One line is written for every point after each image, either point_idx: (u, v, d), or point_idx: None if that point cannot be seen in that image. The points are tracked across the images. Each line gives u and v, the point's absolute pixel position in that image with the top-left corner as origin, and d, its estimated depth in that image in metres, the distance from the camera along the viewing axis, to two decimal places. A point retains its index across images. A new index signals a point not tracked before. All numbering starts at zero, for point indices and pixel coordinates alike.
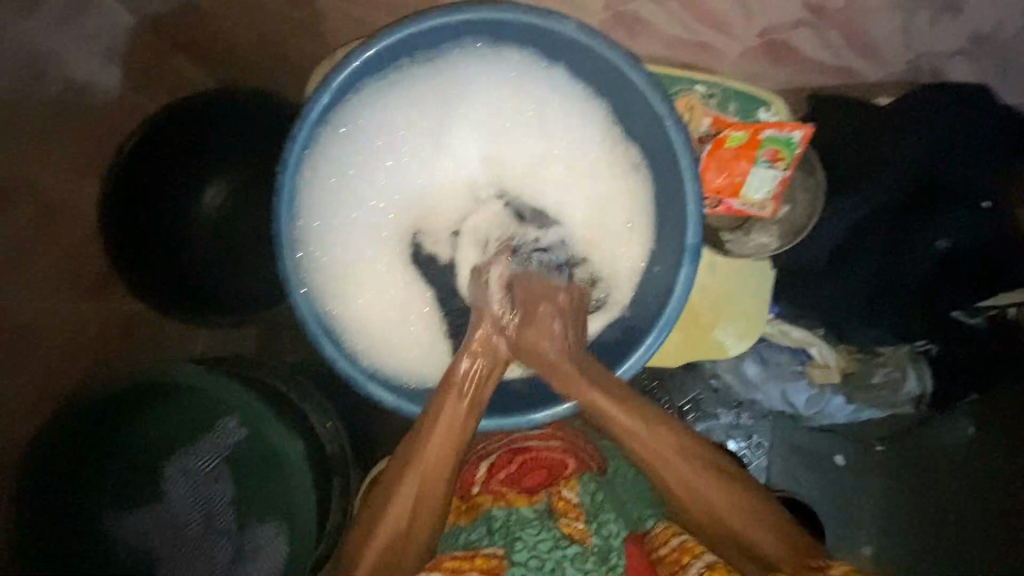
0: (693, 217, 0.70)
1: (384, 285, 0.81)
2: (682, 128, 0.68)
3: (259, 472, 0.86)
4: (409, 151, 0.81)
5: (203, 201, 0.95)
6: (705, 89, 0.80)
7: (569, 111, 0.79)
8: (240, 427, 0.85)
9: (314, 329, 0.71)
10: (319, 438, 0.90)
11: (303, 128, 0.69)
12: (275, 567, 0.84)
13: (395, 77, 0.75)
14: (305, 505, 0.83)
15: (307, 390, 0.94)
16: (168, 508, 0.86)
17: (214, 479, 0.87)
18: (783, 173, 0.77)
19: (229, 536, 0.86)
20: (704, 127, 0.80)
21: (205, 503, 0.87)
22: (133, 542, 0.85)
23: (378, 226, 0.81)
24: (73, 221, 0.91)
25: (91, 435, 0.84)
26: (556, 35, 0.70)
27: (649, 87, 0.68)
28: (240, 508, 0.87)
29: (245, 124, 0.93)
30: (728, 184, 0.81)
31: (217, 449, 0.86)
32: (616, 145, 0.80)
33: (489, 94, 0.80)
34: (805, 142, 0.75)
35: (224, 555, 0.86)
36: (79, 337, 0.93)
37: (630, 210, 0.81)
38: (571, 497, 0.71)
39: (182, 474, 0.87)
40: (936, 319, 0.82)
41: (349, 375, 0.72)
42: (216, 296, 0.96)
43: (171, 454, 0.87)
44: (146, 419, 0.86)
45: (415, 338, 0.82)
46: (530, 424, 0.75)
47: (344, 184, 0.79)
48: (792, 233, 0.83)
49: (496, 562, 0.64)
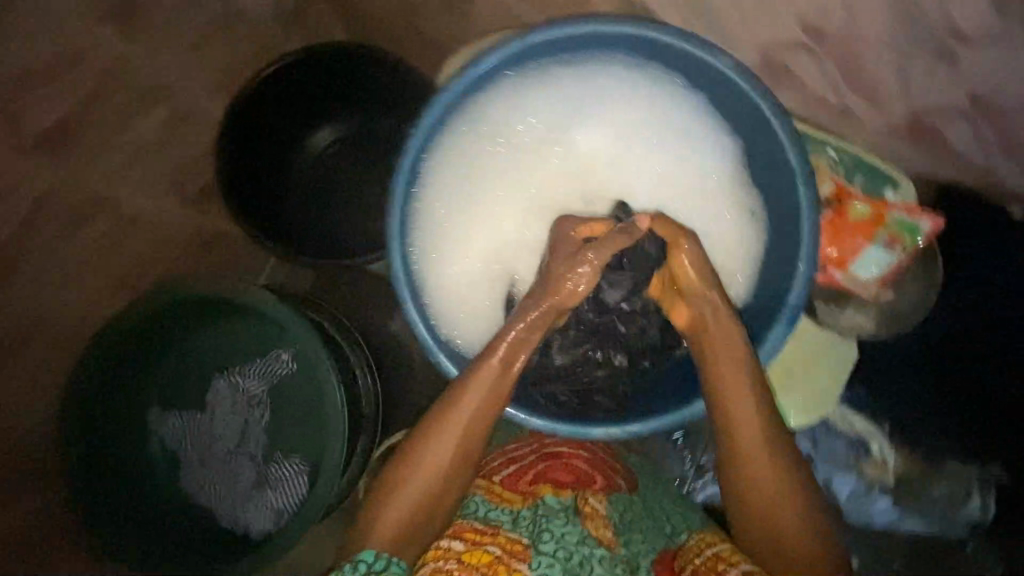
0: (806, 252, 0.73)
1: (455, 264, 0.85)
2: (789, 126, 0.72)
3: (292, 406, 1.15)
4: (533, 144, 0.85)
5: (318, 135, 1.29)
6: (836, 156, 0.86)
7: (675, 112, 0.82)
8: (291, 361, 1.15)
9: (403, 293, 0.77)
10: (358, 383, 1.14)
11: (422, 121, 0.76)
12: (290, 501, 1.11)
13: (527, 74, 0.81)
14: (333, 457, 1.01)
15: (357, 342, 1.18)
16: (209, 420, 1.16)
17: (255, 403, 1.15)
18: (871, 229, 0.84)
19: (254, 460, 1.14)
20: (825, 190, 0.86)
21: (242, 424, 1.15)
22: (171, 437, 1.16)
23: (468, 210, 0.85)
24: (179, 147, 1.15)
25: (167, 351, 1.16)
26: (666, 48, 0.75)
27: (754, 90, 0.72)
28: (270, 435, 1.15)
29: (353, 83, 1.21)
30: (834, 255, 0.86)
31: (264, 377, 1.15)
32: (739, 186, 0.82)
33: (619, 96, 0.83)
34: (930, 232, 0.82)
35: (248, 479, 1.13)
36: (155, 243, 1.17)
37: (721, 208, 0.83)
38: (599, 507, 0.75)
39: (230, 388, 1.16)
40: (946, 344, 0.93)
41: (424, 339, 0.78)
42: (306, 235, 1.24)
43: (229, 368, 1.17)
44: (210, 340, 1.17)
45: (486, 318, 0.85)
46: (585, 434, 0.78)
47: (470, 191, 0.85)
48: (885, 317, 0.90)
49: (521, 548, 0.69)
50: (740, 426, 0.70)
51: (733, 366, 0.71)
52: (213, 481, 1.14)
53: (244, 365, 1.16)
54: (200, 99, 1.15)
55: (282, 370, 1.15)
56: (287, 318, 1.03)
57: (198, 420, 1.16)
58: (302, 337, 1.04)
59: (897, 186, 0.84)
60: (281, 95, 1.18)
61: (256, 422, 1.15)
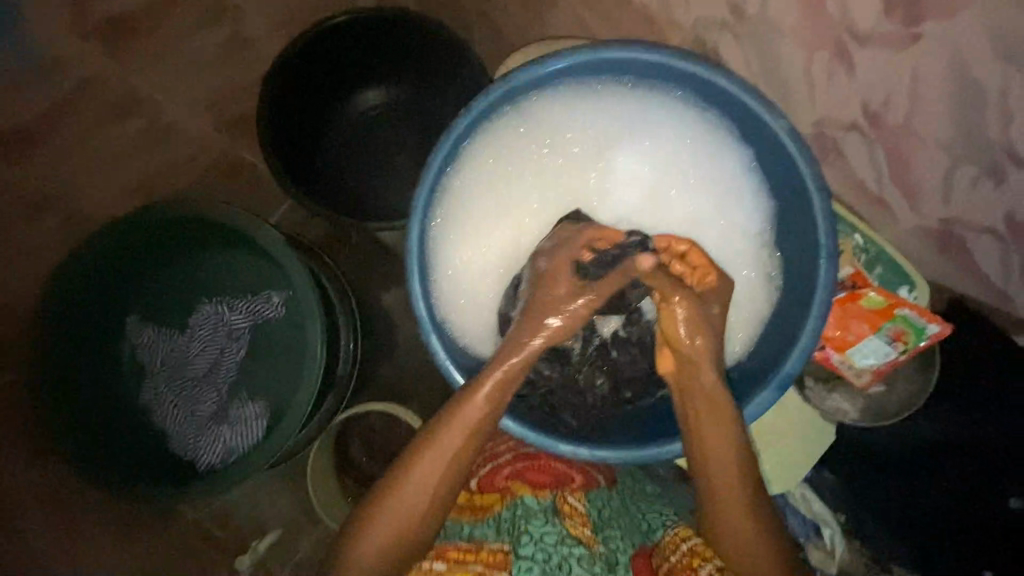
0: (809, 329, 0.73)
1: (472, 253, 0.87)
2: (824, 201, 0.72)
3: (272, 348, 1.15)
4: (575, 157, 0.86)
5: (364, 96, 1.29)
6: (862, 242, 0.87)
7: (719, 159, 0.83)
8: (281, 305, 1.14)
9: (413, 265, 0.77)
10: (338, 352, 1.12)
11: (475, 107, 0.76)
12: (246, 438, 1.10)
13: (587, 89, 0.81)
14: (300, 408, 1.01)
15: (348, 308, 1.18)
16: (188, 341, 1.15)
17: (235, 338, 1.15)
18: (898, 354, 0.82)
19: (219, 392, 1.13)
20: (843, 273, 0.88)
21: (217, 354, 1.14)
22: (145, 347, 1.15)
23: (496, 203, 0.86)
24: (230, 69, 1.15)
25: (164, 263, 1.15)
26: (729, 98, 0.75)
27: (801, 161, 0.73)
28: (242, 369, 1.15)
29: (413, 57, 1.23)
30: (838, 337, 0.85)
31: (251, 314, 1.14)
32: (760, 246, 0.84)
33: (668, 135, 0.84)
34: (934, 337, 0.80)
35: (209, 409, 1.13)
36: (182, 160, 1.18)
37: (730, 261, 0.86)
38: (577, 505, 0.80)
39: (215, 316, 1.15)
40: (943, 452, 0.88)
41: (421, 317, 0.78)
42: (329, 186, 1.24)
43: (218, 296, 1.17)
44: (209, 262, 1.17)
45: (486, 310, 0.87)
46: (547, 450, 0.76)
47: (496, 180, 0.85)
48: (873, 415, 0.88)
49: (501, 558, 0.72)
50: (711, 454, 0.72)
51: (709, 399, 0.73)
52: (173, 402, 1.13)
53: (234, 298, 1.15)
54: (260, 31, 1.15)
55: (269, 313, 1.14)
56: (290, 259, 1.02)
57: (175, 339, 1.15)
58: (299, 283, 1.03)
59: (928, 312, 0.81)
60: (341, 47, 1.19)
61: (231, 356, 1.14)
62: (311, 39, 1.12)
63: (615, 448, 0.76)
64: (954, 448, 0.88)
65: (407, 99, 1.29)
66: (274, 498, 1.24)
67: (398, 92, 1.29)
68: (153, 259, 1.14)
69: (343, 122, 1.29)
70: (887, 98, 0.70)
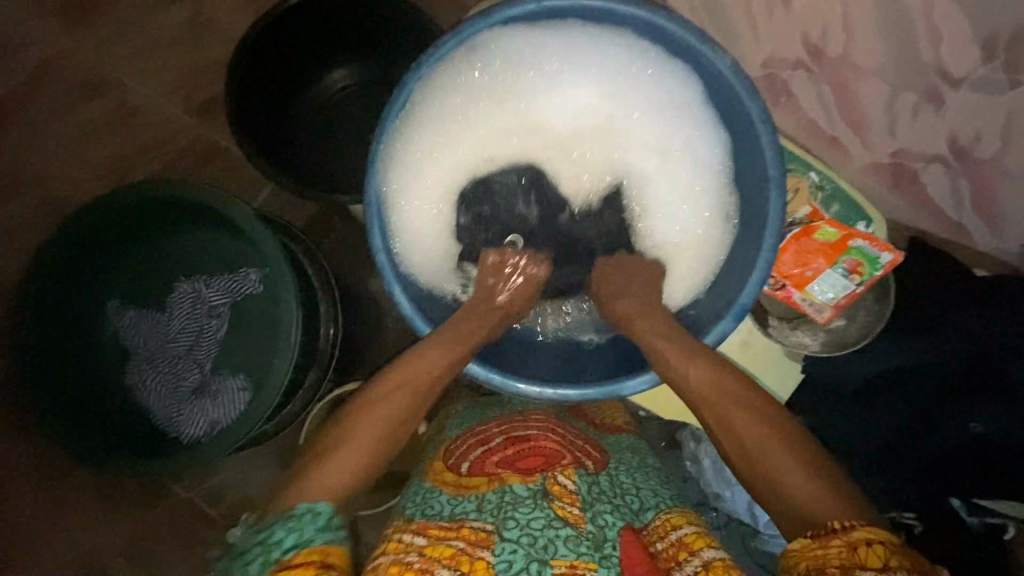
0: (762, 261, 0.77)
1: (435, 201, 0.93)
2: (772, 131, 0.75)
3: (251, 323, 1.17)
4: (530, 105, 0.92)
5: (335, 75, 1.27)
6: (818, 180, 0.89)
7: (668, 101, 0.88)
8: (257, 281, 1.15)
9: (373, 213, 0.80)
10: (319, 328, 1.12)
11: (431, 58, 0.79)
12: (231, 408, 1.13)
13: (539, 36, 0.85)
14: (278, 377, 1.00)
15: (327, 280, 1.16)
16: (167, 320, 1.17)
17: (214, 315, 1.16)
18: (855, 286, 0.86)
19: (201, 369, 1.15)
20: (801, 213, 0.90)
21: (197, 331, 1.16)
22: (126, 328, 1.17)
23: (454, 153, 0.93)
24: (206, 52, 1.21)
25: (143, 242, 1.18)
26: (672, 36, 0.80)
27: (745, 92, 0.76)
28: (222, 346, 1.17)
29: (381, 36, 1.21)
30: (798, 275, 0.89)
31: (228, 292, 1.16)
32: (707, 180, 0.89)
33: (617, 81, 0.90)
34: (886, 266, 0.85)
35: (191, 384, 1.15)
36: (163, 140, 1.22)
37: (680, 198, 0.92)
38: (566, 484, 0.76)
39: (192, 296, 1.17)
40: (924, 401, 0.88)
41: (381, 266, 0.80)
42: (305, 167, 1.23)
43: (195, 275, 1.19)
44: (186, 241, 1.19)
45: (442, 246, 0.93)
46: (512, 390, 0.81)
47: (452, 122, 0.91)
48: (835, 346, 0.91)
49: (485, 536, 0.69)
50: (719, 400, 0.72)
51: (680, 356, 0.77)
52: (158, 378, 1.16)
53: (212, 276, 1.17)
54: (226, 11, 1.20)
55: (248, 290, 1.16)
56: (256, 228, 0.99)
57: (156, 319, 1.17)
58: (272, 256, 1.00)
59: (880, 242, 0.85)
60: (311, 25, 1.16)
61: (210, 333, 1.16)
62: (283, 14, 1.10)
63: (581, 387, 0.81)
64: (932, 397, 0.88)
65: (379, 79, 1.27)
66: (267, 481, 1.22)
67: (369, 72, 1.27)
68: (126, 239, 1.15)
69: (314, 99, 1.27)
70: (825, 28, 0.80)
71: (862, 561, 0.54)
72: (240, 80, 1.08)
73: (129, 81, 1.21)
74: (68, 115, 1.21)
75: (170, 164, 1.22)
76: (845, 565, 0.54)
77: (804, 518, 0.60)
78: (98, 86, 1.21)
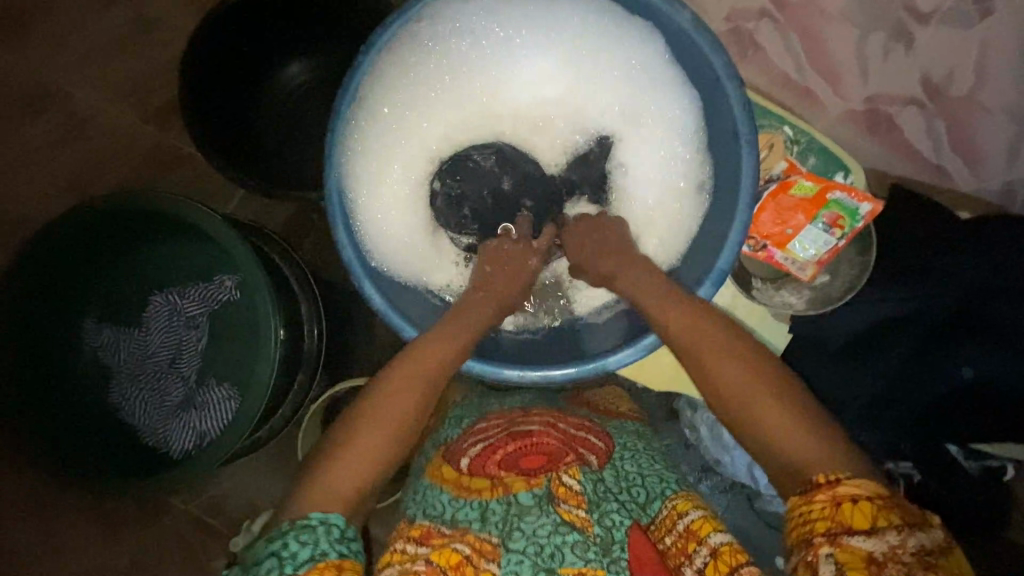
0: (737, 224, 0.75)
1: (402, 194, 0.90)
2: (740, 88, 0.72)
3: (234, 330, 1.15)
4: (490, 85, 0.91)
5: (294, 67, 1.22)
6: (792, 134, 0.87)
7: (631, 65, 0.85)
8: (234, 287, 1.13)
9: (335, 209, 0.78)
10: (301, 332, 1.08)
11: (378, 43, 0.76)
12: (220, 419, 1.11)
13: (491, 9, 0.83)
14: (262, 381, 0.98)
15: (305, 277, 1.13)
16: (147, 335, 1.15)
17: (194, 326, 1.14)
18: (835, 240, 0.84)
19: (187, 382, 1.13)
20: (777, 169, 0.87)
21: (179, 343, 1.14)
22: (108, 348, 1.15)
23: (420, 144, 0.90)
24: (155, 56, 1.16)
25: (112, 259, 1.15)
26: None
27: (708, 48, 0.73)
28: (205, 357, 1.15)
29: (336, 22, 1.16)
30: (778, 233, 0.87)
31: (205, 302, 1.13)
32: (679, 142, 0.86)
33: (577, 51, 0.88)
34: (866, 217, 0.83)
35: (178, 399, 1.13)
36: (121, 151, 1.18)
37: (656, 167, 0.89)
38: (572, 484, 0.74)
39: (170, 308, 1.14)
40: (923, 350, 0.86)
41: (350, 263, 0.78)
42: (273, 165, 1.19)
43: (171, 287, 1.16)
44: (158, 254, 1.16)
45: (414, 244, 0.90)
46: (498, 378, 0.79)
47: (415, 108, 0.88)
48: (821, 303, 0.89)
49: (490, 548, 0.68)
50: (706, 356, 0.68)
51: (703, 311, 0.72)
52: (144, 396, 1.14)
53: (185, 287, 1.15)
54: (173, 10, 1.16)
55: (224, 297, 1.13)
56: (222, 231, 0.96)
57: (132, 335, 1.15)
58: (243, 258, 0.96)
59: (860, 193, 0.83)
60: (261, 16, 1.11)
61: (192, 345, 1.14)
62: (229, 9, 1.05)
63: (567, 368, 0.79)
64: (931, 346, 0.86)
65: (340, 67, 1.23)
66: (266, 487, 1.20)
67: (328, 61, 1.22)
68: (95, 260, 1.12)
69: (273, 96, 1.22)
70: None
71: (848, 517, 0.50)
72: (191, 81, 1.04)
73: (78, 92, 1.17)
74: (21, 133, 1.17)
75: (131, 174, 1.18)
76: (831, 527, 0.50)
77: (798, 478, 0.56)
78: (49, 101, 1.17)
